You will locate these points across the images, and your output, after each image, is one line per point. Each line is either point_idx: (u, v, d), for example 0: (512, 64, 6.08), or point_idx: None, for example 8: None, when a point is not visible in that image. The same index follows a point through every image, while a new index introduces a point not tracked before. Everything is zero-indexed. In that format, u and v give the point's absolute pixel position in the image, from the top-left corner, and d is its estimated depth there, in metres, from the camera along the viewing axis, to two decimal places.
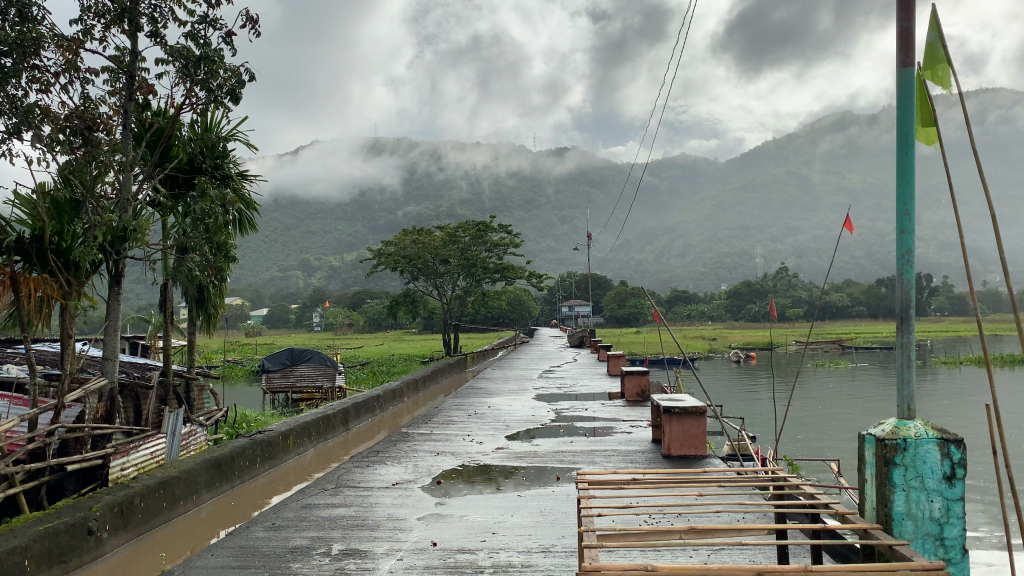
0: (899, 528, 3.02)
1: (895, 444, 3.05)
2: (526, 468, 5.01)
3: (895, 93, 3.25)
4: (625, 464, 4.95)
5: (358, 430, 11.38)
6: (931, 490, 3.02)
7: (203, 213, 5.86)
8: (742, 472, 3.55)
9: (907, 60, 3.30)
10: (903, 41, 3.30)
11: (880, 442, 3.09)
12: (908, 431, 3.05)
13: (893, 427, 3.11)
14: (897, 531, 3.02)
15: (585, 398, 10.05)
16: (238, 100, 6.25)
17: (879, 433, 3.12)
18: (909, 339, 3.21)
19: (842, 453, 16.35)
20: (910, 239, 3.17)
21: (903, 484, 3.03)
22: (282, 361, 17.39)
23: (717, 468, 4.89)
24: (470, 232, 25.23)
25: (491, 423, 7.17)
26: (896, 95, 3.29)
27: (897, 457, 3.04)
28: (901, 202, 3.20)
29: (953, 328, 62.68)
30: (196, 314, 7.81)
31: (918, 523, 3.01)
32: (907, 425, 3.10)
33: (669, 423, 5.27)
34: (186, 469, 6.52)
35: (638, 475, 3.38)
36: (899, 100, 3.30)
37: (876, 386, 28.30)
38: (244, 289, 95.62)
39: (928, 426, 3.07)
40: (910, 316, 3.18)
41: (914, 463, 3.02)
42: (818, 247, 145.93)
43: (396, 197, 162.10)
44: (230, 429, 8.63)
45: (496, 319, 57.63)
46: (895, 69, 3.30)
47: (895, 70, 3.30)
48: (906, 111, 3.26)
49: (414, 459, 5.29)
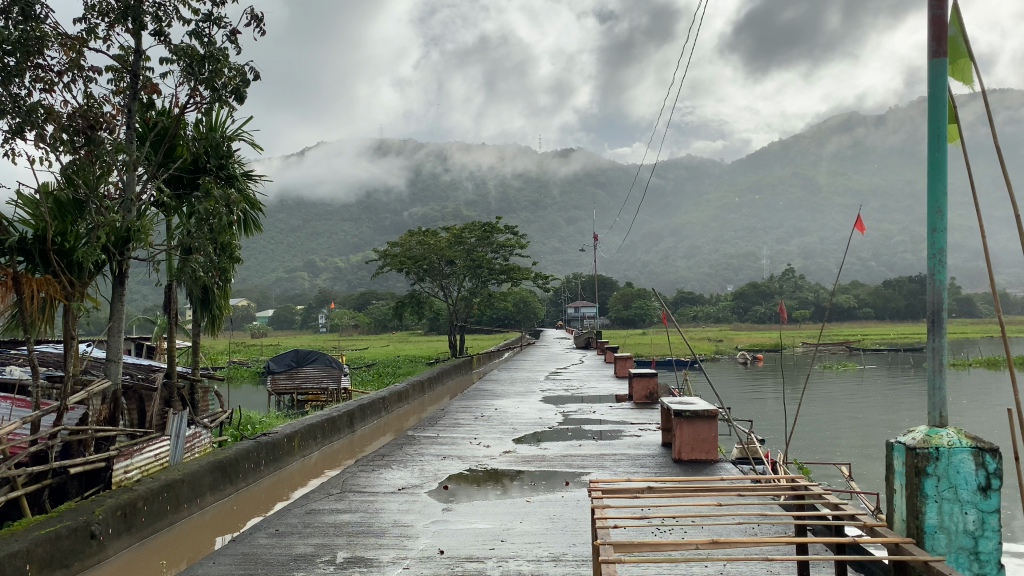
0: (931, 541, 2.93)
1: (926, 454, 2.96)
2: (537, 472, 4.92)
3: (927, 83, 3.17)
4: (637, 469, 4.87)
5: (363, 432, 11.36)
6: (965, 501, 2.93)
7: (207, 214, 5.80)
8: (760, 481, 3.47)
9: (938, 49, 3.21)
10: (935, 29, 3.21)
11: (910, 451, 3.00)
12: (941, 440, 2.96)
13: (924, 435, 3.02)
14: (931, 543, 2.93)
15: (591, 400, 9.97)
16: (242, 99, 6.23)
17: (909, 441, 3.04)
18: (941, 340, 3.11)
19: (853, 456, 16.28)
20: (941, 237, 3.09)
21: (935, 495, 2.94)
22: (288, 362, 17.33)
23: (729, 473, 4.79)
24: (476, 233, 25.18)
25: (499, 427, 7.07)
26: (926, 85, 3.20)
27: (928, 466, 2.95)
28: (932, 198, 3.14)
29: (961, 330, 62.41)
30: (201, 315, 7.76)
31: (951, 536, 2.92)
32: (939, 433, 3.01)
33: (680, 427, 5.18)
34: (190, 472, 6.48)
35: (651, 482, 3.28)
36: (930, 91, 3.20)
37: (885, 388, 28.19)
38: (251, 290, 95.99)
39: (960, 434, 2.99)
40: (942, 317, 3.08)
41: (947, 473, 2.94)
42: (824, 248, 145.58)
43: (401, 198, 162.47)
44: (235, 430, 8.58)
45: (501, 320, 57.66)
46: (926, 58, 3.21)
47: (926, 59, 3.22)
48: (938, 101, 3.17)
49: (420, 463, 5.21)
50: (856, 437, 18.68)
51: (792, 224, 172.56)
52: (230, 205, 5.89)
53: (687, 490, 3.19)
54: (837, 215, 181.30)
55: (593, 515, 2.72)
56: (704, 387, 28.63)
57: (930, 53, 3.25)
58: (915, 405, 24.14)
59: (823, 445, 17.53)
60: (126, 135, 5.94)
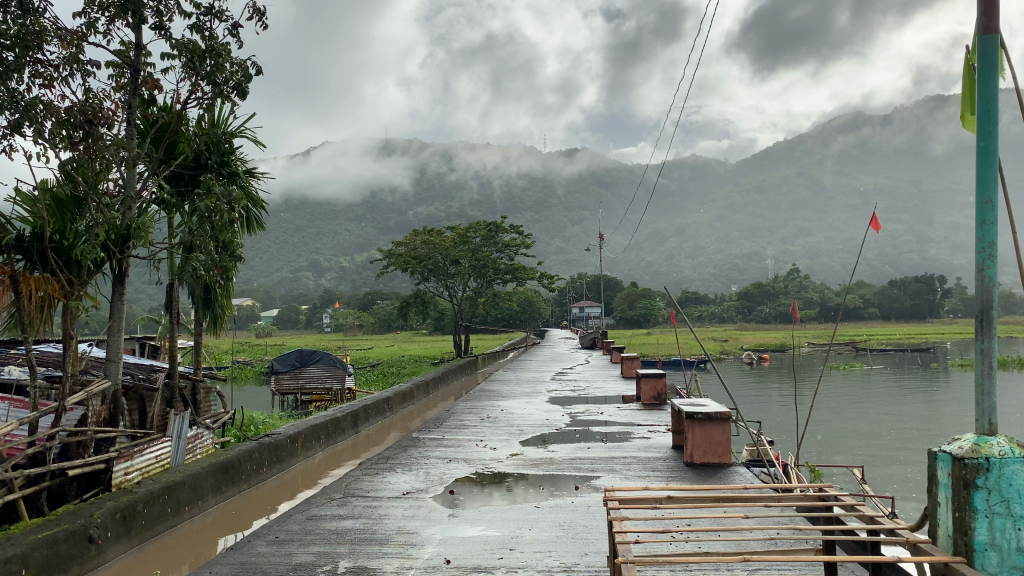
0: (982, 560, 2.82)
1: (975, 464, 2.84)
2: (547, 475, 4.78)
3: (981, 59, 3.04)
4: (648, 473, 4.72)
5: (367, 433, 11.27)
6: (1018, 517, 2.82)
7: (208, 211, 5.68)
8: (781, 490, 3.35)
9: (989, 26, 3.10)
10: (985, 9, 3.11)
11: (958, 462, 2.88)
12: (990, 450, 2.84)
13: (972, 444, 2.90)
14: (981, 562, 2.82)
15: (598, 401, 9.82)
16: (245, 94, 6.14)
17: (956, 451, 2.92)
18: (989, 342, 2.98)
19: (866, 457, 16.08)
20: (992, 229, 2.96)
21: (987, 510, 2.83)
22: (292, 362, 17.22)
23: (741, 478, 4.65)
24: (481, 232, 25.08)
25: (505, 428, 6.94)
26: (980, 61, 3.07)
27: (978, 479, 2.83)
28: (983, 187, 3.00)
29: (968, 330, 62.09)
30: (203, 315, 7.64)
31: (1002, 554, 2.82)
32: (988, 442, 2.89)
33: (691, 429, 5.02)
34: (191, 473, 6.39)
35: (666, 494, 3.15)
36: (981, 68, 3.07)
37: (892, 389, 28.02)
38: (256, 289, 96.27)
39: (1010, 445, 2.88)
40: (992, 316, 2.96)
41: (999, 485, 2.82)
42: (829, 249, 145.16)
43: (406, 198, 162.75)
44: (237, 432, 8.48)
45: (506, 320, 57.56)
46: (977, 34, 3.10)
47: (979, 33, 3.09)
48: (990, 77, 3.04)
49: (424, 466, 5.08)
50: (870, 439, 18.47)
51: (797, 224, 172.13)
52: (231, 202, 5.76)
53: (701, 499, 3.08)
54: (843, 215, 180.76)
55: (607, 527, 2.62)
56: (713, 386, 28.46)
57: (981, 31, 3.12)
58: (925, 405, 23.98)
59: (835, 446, 17.36)
60: (127, 130, 5.84)
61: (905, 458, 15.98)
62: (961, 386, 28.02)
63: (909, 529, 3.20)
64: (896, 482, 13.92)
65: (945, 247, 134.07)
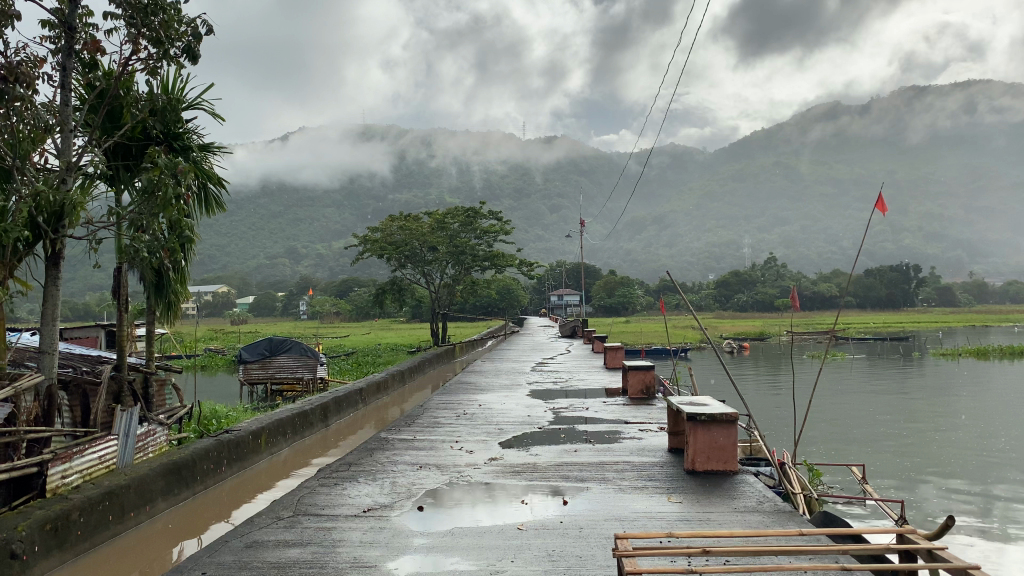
0: None
1: None
2: (537, 488, 4.21)
3: None
4: (648, 483, 4.19)
5: (338, 426, 10.73)
6: None
7: (152, 185, 5.10)
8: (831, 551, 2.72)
9: None
10: None
11: None
12: None
13: None
14: None
15: (580, 396, 9.30)
16: (197, 56, 5.61)
17: None
18: None
19: (874, 451, 15.21)
20: None
21: None
22: (260, 351, 16.45)
23: (751, 487, 4.02)
24: (459, 219, 24.61)
25: (483, 428, 6.38)
26: None
27: None
28: None
29: (940, 319, 62.56)
30: (154, 302, 6.97)
31: None
32: None
33: (693, 432, 4.34)
34: (138, 475, 5.83)
35: (685, 548, 2.52)
36: None
37: (870, 376, 28.05)
38: (231, 276, 94.86)
39: None
40: None
41: None
42: (804, 238, 146.15)
43: (385, 185, 161.62)
44: (196, 427, 7.92)
45: (484, 307, 57.12)
46: None
47: None
48: None
49: (390, 475, 4.53)
50: (870, 428, 17.94)
51: (774, 214, 172.96)
52: (179, 175, 5.20)
53: (729, 554, 2.55)
54: (819, 205, 181.93)
55: None
56: (706, 376, 27.74)
57: None
58: (923, 396, 23.35)
59: (841, 439, 16.54)
60: (61, 93, 5.22)
61: (913, 453, 15.15)
62: (955, 376, 27.50)
63: (951, 557, 2.84)
64: (891, 472, 13.43)
65: (919, 236, 135.42)
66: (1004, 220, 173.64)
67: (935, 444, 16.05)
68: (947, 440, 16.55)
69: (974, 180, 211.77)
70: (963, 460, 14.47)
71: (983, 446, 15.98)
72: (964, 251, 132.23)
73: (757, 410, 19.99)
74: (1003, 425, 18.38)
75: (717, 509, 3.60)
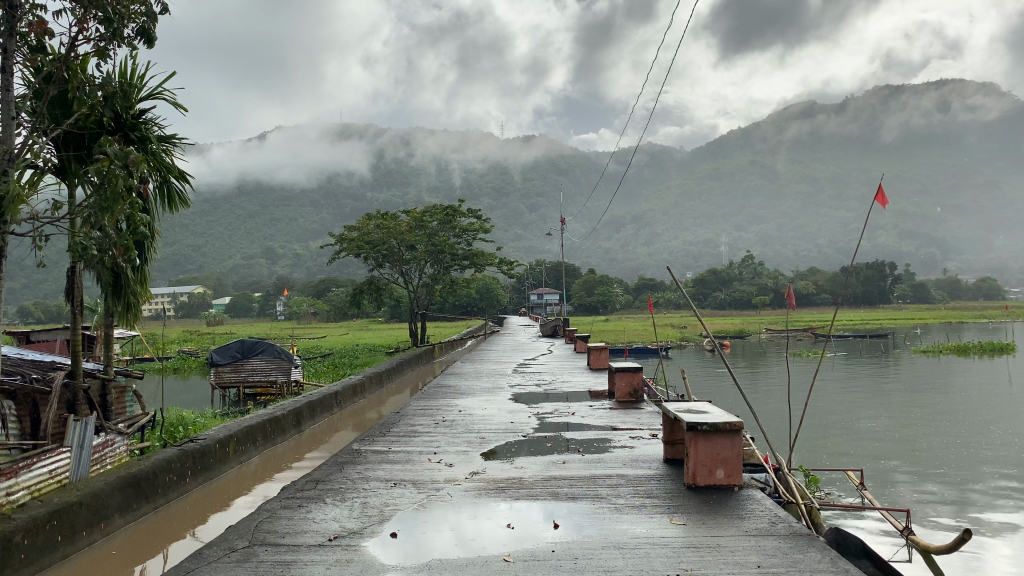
0: None
1: None
2: (528, 507, 3.86)
3: None
4: (646, 501, 3.85)
5: (312, 432, 10.31)
6: None
7: (103, 177, 4.61)
8: None
9: None
10: None
11: None
12: None
13: None
14: None
15: (564, 399, 8.95)
16: (152, 42, 5.23)
17: None
18: None
19: (865, 452, 14.69)
20: None
21: None
22: (232, 354, 15.86)
23: (759, 504, 3.70)
24: (437, 216, 24.12)
25: (463, 437, 6.01)
26: None
27: None
28: None
29: (917, 316, 62.88)
30: (112, 304, 6.51)
31: None
32: None
33: (693, 443, 3.99)
34: (92, 490, 5.40)
35: None
36: None
37: (846, 373, 28.22)
38: (207, 276, 93.73)
39: None
40: None
41: None
42: (780, 236, 147.28)
43: (362, 183, 160.74)
44: (158, 436, 7.50)
45: (464, 306, 56.92)
46: None
47: None
48: None
49: (363, 494, 4.15)
50: (844, 423, 18.15)
51: (751, 213, 174.05)
52: (130, 166, 4.72)
53: None
54: (795, 204, 183.23)
55: None
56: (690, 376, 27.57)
57: None
58: (909, 394, 22.98)
59: (830, 439, 16.04)
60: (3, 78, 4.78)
61: (903, 452, 14.66)
62: (939, 374, 27.21)
63: None
64: (867, 465, 13.54)
65: (893, 233, 136.94)
66: (976, 217, 175.80)
67: (924, 444, 15.57)
68: (923, 434, 16.69)
69: (947, 177, 214.17)
70: (939, 453, 14.60)
71: (959, 439, 16.13)
72: (937, 249, 133.74)
73: (745, 409, 19.48)
74: (981, 420, 18.48)
75: (727, 533, 3.26)
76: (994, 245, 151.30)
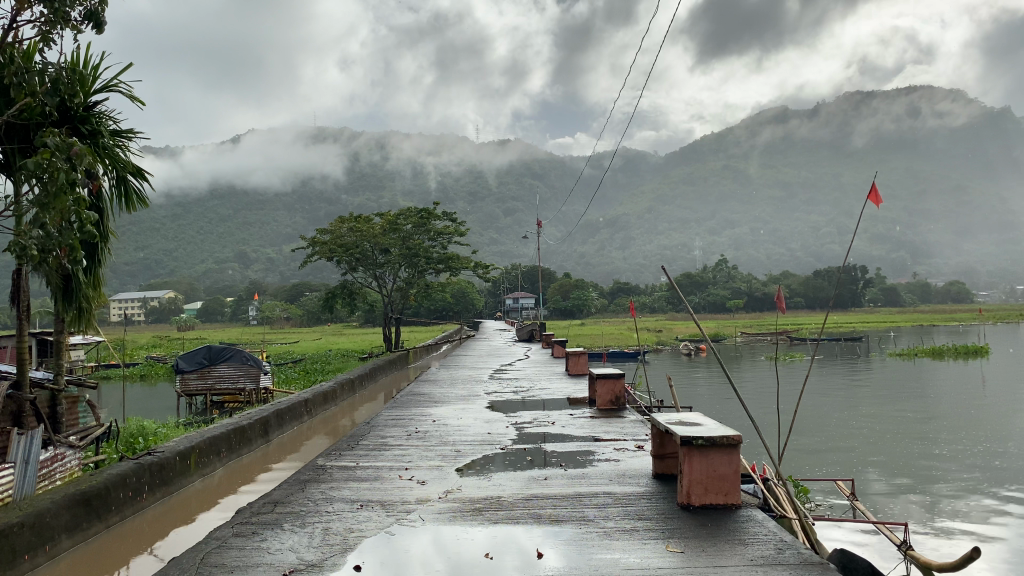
0: None
1: None
2: (509, 533, 3.54)
3: None
4: (638, 524, 3.55)
5: (280, 442, 9.90)
6: None
7: (41, 169, 4.26)
8: None
9: None
10: None
11: None
12: None
13: None
14: None
15: (543, 407, 8.65)
16: (101, 27, 4.88)
17: None
18: None
19: (833, 455, 14.52)
20: None
21: None
22: (199, 360, 15.42)
23: (761, 526, 3.42)
24: (412, 220, 23.68)
25: (437, 450, 5.68)
26: None
27: None
28: None
29: (889, 319, 63.45)
30: (62, 310, 6.09)
31: None
32: None
33: (688, 460, 3.70)
34: (36, 509, 4.99)
35: None
36: None
37: (825, 375, 28.23)
38: (178, 281, 92.32)
39: None
40: None
41: None
42: (754, 239, 148.52)
43: (337, 187, 159.69)
44: (114, 447, 7.08)
45: (439, 311, 56.71)
46: None
47: None
48: None
49: (325, 519, 3.79)
50: (821, 426, 18.14)
51: (724, 217, 175.47)
52: (74, 159, 4.36)
53: None
54: (768, 208, 184.91)
55: None
56: (670, 378, 27.52)
57: None
58: (880, 397, 22.94)
59: (802, 442, 15.85)
60: None
61: (872, 456, 14.53)
62: (912, 377, 27.27)
63: None
64: (839, 467, 13.49)
65: (864, 238, 138.81)
66: (945, 221, 178.54)
67: (893, 447, 15.43)
68: (897, 437, 16.67)
69: (916, 181, 217.36)
70: (913, 455, 14.56)
71: (933, 441, 16.10)
72: (908, 252, 135.44)
73: (723, 412, 19.40)
74: (955, 423, 18.49)
75: (730, 564, 2.98)
76: (962, 250, 153.83)
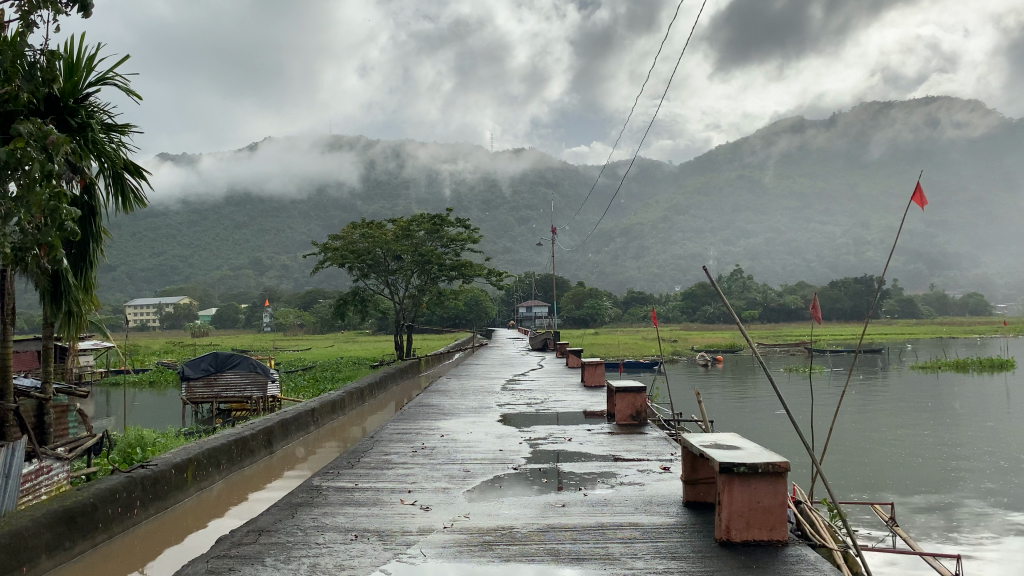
0: None
1: None
2: (525, 571, 3.12)
3: None
4: (673, 566, 3.16)
5: (284, 453, 9.53)
6: None
7: (13, 159, 3.92)
8: None
9: None
10: None
11: None
12: None
13: None
14: None
15: (558, 420, 8.28)
16: (87, 9, 4.53)
17: None
18: None
19: (853, 470, 13.90)
20: None
21: None
22: (205, 367, 15.08)
23: (806, 567, 3.06)
24: (425, 226, 23.23)
25: (445, 469, 5.29)
26: None
27: None
28: None
29: (908, 331, 62.51)
30: (51, 314, 5.75)
31: None
32: None
33: (728, 487, 3.31)
34: (16, 528, 4.65)
35: None
36: None
37: (844, 388, 27.60)
38: (193, 288, 92.45)
39: None
40: None
41: None
42: (769, 249, 147.47)
43: (352, 194, 160.16)
44: (105, 458, 6.73)
45: (452, 319, 56.54)
46: None
47: None
48: None
49: (316, 554, 3.39)
50: (840, 437, 17.74)
51: (739, 228, 174.50)
52: (49, 148, 4.04)
53: None
54: (783, 219, 183.89)
55: None
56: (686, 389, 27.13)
57: None
58: (898, 411, 22.19)
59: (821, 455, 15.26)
60: None
61: (891, 470, 13.91)
62: (930, 390, 26.51)
63: None
64: (855, 478, 13.21)
65: (881, 249, 137.61)
66: (963, 232, 176.79)
67: (911, 462, 14.78)
68: (919, 450, 16.17)
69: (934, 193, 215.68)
70: (935, 468, 14.13)
71: (955, 454, 15.63)
72: (926, 263, 134.13)
73: (738, 421, 19.10)
74: (978, 436, 17.95)
75: None
76: (981, 261, 152.16)
